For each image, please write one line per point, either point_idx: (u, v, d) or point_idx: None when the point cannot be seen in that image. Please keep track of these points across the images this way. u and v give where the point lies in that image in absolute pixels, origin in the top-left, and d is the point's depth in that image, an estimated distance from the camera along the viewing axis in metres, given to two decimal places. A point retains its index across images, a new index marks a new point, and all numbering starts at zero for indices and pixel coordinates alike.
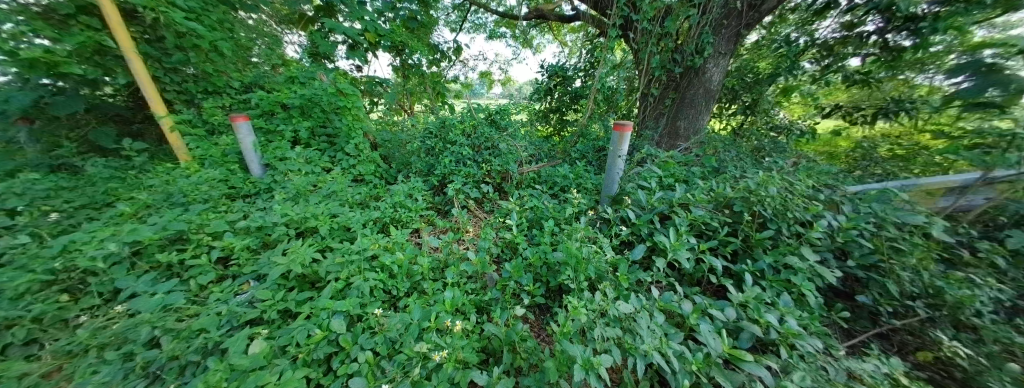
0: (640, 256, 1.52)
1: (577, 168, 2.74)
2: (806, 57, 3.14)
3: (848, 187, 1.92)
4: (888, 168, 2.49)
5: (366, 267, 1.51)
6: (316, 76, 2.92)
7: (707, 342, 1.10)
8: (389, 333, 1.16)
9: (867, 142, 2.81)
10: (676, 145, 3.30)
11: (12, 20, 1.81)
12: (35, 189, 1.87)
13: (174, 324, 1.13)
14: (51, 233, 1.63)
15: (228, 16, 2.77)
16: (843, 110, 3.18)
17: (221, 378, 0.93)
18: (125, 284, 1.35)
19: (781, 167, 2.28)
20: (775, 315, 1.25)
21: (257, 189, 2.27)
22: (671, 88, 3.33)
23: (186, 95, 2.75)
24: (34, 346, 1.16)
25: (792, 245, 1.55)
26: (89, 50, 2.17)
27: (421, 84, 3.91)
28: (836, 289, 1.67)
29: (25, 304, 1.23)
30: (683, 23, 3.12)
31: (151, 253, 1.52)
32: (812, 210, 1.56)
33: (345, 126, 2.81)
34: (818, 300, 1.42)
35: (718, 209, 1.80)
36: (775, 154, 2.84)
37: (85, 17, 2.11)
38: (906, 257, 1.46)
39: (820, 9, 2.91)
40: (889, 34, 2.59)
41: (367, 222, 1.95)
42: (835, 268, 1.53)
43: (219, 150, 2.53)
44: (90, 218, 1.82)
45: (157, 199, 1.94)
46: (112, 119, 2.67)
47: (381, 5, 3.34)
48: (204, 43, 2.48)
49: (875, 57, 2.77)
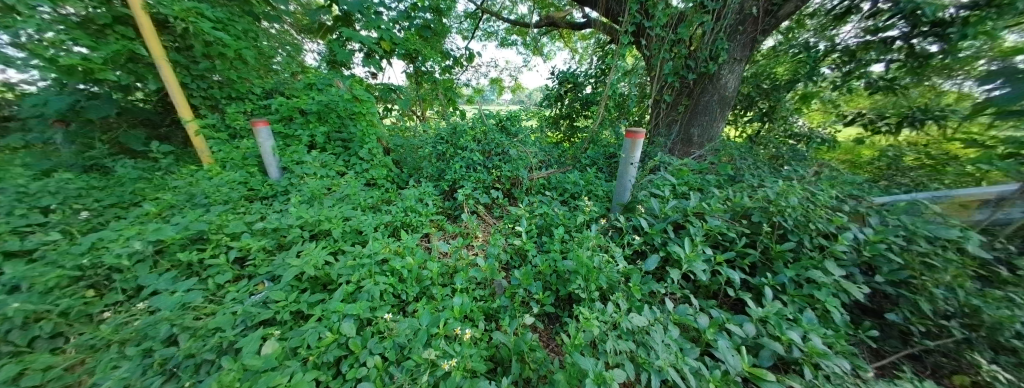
0: (653, 267, 1.48)
1: (588, 174, 2.72)
2: (826, 63, 3.07)
3: (873, 197, 1.84)
4: (915, 178, 2.38)
5: (377, 271, 1.52)
6: (333, 82, 2.99)
7: (725, 359, 1.06)
8: (397, 338, 1.16)
9: (892, 150, 2.72)
10: (689, 152, 3.25)
11: (54, 29, 1.94)
12: (68, 188, 1.98)
13: (192, 322, 1.16)
14: (81, 230, 1.72)
15: (253, 26, 2.91)
16: (866, 118, 3.12)
17: (234, 378, 0.94)
18: (148, 281, 1.40)
19: (802, 176, 2.22)
20: (798, 332, 1.19)
21: (274, 191, 2.34)
22: (684, 94, 3.30)
23: (211, 100, 2.87)
24: (60, 339, 1.21)
25: (814, 259, 1.48)
26: (122, 58, 2.31)
27: (433, 90, 4.00)
28: (862, 306, 1.58)
29: (54, 298, 1.28)
30: (697, 29, 3.06)
31: (173, 251, 1.58)
32: (836, 222, 1.49)
33: (359, 131, 2.86)
34: (843, 317, 1.33)
35: (735, 219, 1.75)
36: (794, 162, 2.76)
37: (120, 27, 2.24)
38: (940, 274, 1.36)
39: (840, 13, 2.87)
40: (914, 39, 2.50)
41: (379, 226, 1.98)
42: (862, 283, 1.46)
43: (240, 153, 2.61)
44: (118, 216, 1.90)
45: (180, 200, 2.01)
46: (143, 123, 2.82)
47: (397, 14, 3.41)
48: (229, 51, 2.59)
49: (900, 63, 2.68)
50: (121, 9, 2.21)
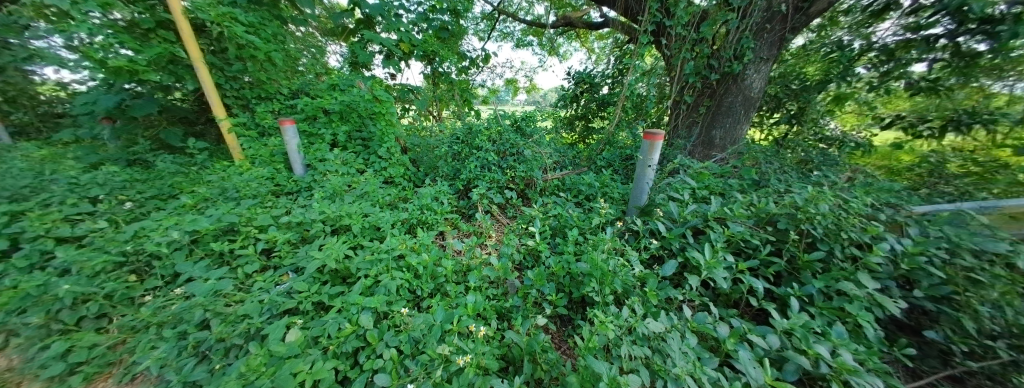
0: (671, 273, 1.45)
1: (603, 176, 2.68)
2: (862, 62, 2.89)
3: (912, 206, 1.74)
4: (960, 186, 2.21)
5: (394, 266, 1.56)
6: (355, 83, 3.10)
7: (747, 371, 1.03)
8: (413, 332, 1.19)
9: (934, 155, 2.55)
10: (710, 155, 3.15)
11: (104, 33, 2.10)
12: (114, 181, 2.14)
13: (223, 309, 1.22)
14: (125, 219, 1.85)
15: (281, 29, 3.05)
16: (906, 121, 2.91)
17: (260, 363, 0.99)
18: (184, 268, 1.49)
19: (832, 182, 2.11)
20: (826, 347, 1.13)
21: (299, 187, 2.44)
22: (705, 95, 3.20)
23: (243, 100, 3.02)
24: (104, 320, 1.31)
25: (846, 270, 1.40)
26: (164, 60, 2.47)
27: (450, 91, 4.06)
28: (898, 322, 1.49)
29: (100, 281, 1.39)
30: (721, 28, 2.97)
31: (206, 241, 1.67)
32: (871, 231, 1.40)
33: (379, 130, 2.95)
34: (877, 333, 1.25)
35: (759, 225, 1.68)
36: (824, 167, 2.62)
37: (162, 31, 2.41)
38: (986, 291, 1.26)
39: (877, 10, 2.71)
40: (961, 37, 2.32)
41: (396, 223, 2.03)
42: (897, 298, 1.37)
43: (268, 150, 2.74)
44: (157, 207, 2.04)
45: (214, 193, 2.13)
46: (180, 121, 3.02)
47: (416, 16, 3.50)
48: (260, 53, 2.72)
49: (945, 62, 2.50)
50: (162, 14, 2.36)
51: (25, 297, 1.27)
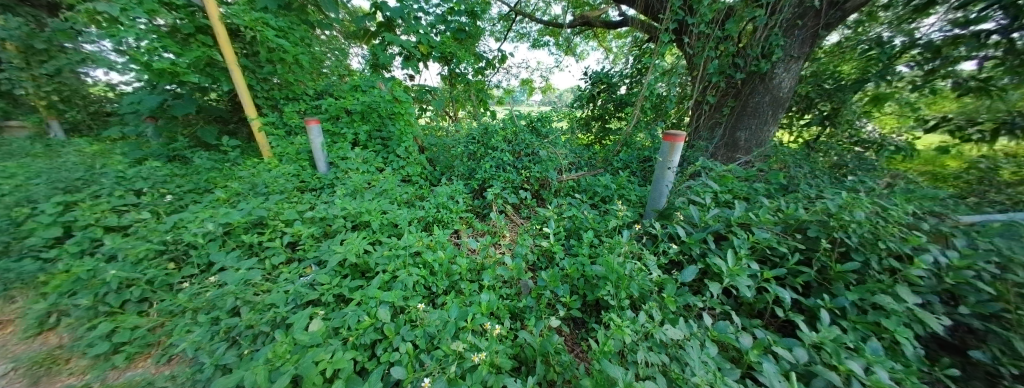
0: (691, 279, 1.40)
1: (619, 178, 2.64)
2: (903, 60, 2.68)
3: (959, 216, 1.61)
4: (1014, 195, 2.04)
5: (411, 263, 1.60)
6: (376, 84, 3.19)
7: (772, 384, 0.98)
8: (428, 327, 1.21)
9: (986, 162, 2.39)
10: (734, 157, 3.03)
11: (149, 38, 2.27)
12: (157, 175, 2.30)
13: (252, 297, 1.29)
14: (166, 211, 1.99)
15: (308, 33, 3.19)
16: (953, 124, 2.71)
17: (285, 350, 1.04)
18: (218, 258, 1.59)
19: (869, 188, 1.98)
20: (859, 363, 1.06)
21: (322, 183, 2.54)
22: (730, 95, 3.09)
23: (272, 100, 3.17)
24: (145, 303, 1.42)
25: (883, 282, 1.31)
26: (202, 63, 2.64)
27: (466, 91, 4.10)
28: (941, 341, 1.37)
29: (143, 268, 1.50)
30: (747, 25, 2.85)
31: (238, 233, 1.77)
32: (913, 241, 1.31)
33: (397, 130, 3.03)
34: (917, 351, 1.16)
35: (787, 232, 1.60)
36: (859, 172, 2.47)
37: (201, 36, 2.57)
38: None
39: (921, 4, 2.52)
40: (1016, 33, 2.11)
41: (413, 220, 2.07)
42: (940, 314, 1.27)
43: (294, 149, 2.86)
44: (194, 200, 2.17)
45: (245, 188, 2.25)
46: (215, 120, 3.21)
47: (434, 18, 3.57)
48: (289, 56, 2.86)
49: (998, 60, 2.29)
50: (201, 20, 2.53)
51: (76, 280, 1.40)
